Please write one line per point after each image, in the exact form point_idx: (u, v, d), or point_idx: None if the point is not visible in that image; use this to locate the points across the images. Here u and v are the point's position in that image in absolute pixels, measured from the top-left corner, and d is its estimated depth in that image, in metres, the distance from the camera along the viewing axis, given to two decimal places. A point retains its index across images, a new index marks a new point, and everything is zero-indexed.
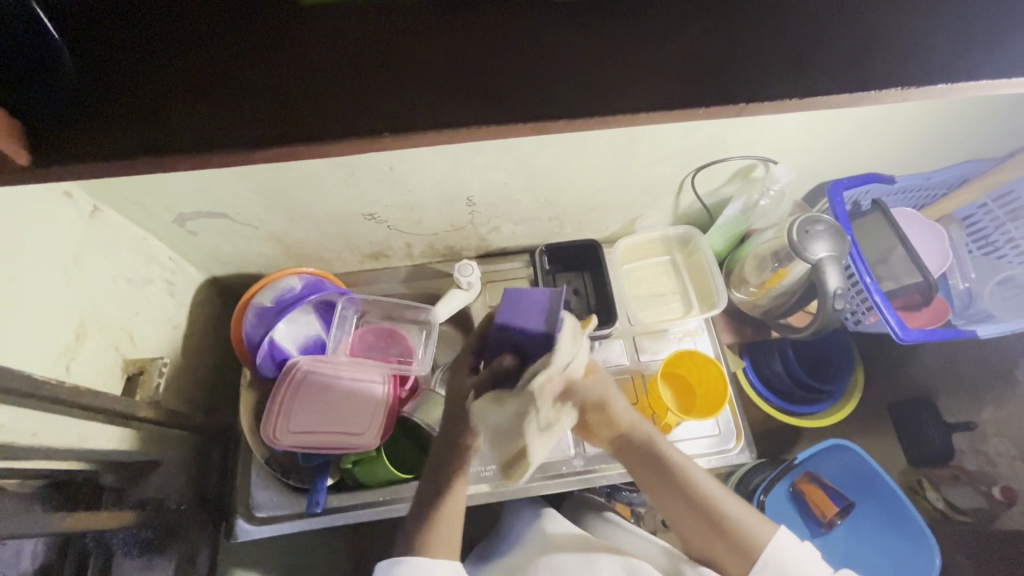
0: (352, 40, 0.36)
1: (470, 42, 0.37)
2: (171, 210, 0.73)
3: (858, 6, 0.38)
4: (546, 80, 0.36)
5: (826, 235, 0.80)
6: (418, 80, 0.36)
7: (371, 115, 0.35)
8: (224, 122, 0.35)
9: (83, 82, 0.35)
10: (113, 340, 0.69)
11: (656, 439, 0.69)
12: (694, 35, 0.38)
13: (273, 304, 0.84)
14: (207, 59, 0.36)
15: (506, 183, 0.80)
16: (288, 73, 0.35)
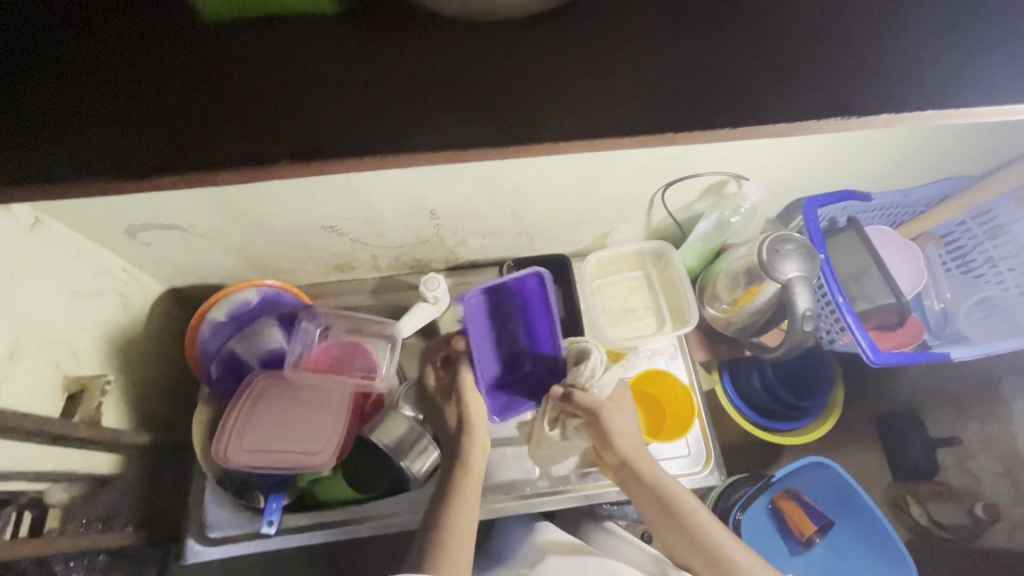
0: (258, 54, 0.37)
1: (380, 62, 0.37)
2: (120, 221, 0.70)
3: (797, 45, 0.39)
4: (455, 107, 0.38)
5: (796, 254, 0.78)
6: (350, 99, 0.38)
7: (289, 144, 0.38)
8: (175, 147, 0.37)
9: (18, 99, 0.35)
10: (54, 356, 0.66)
11: (654, 472, 0.71)
12: (635, 65, 0.38)
13: (228, 318, 0.83)
14: (108, 72, 0.36)
15: (470, 197, 0.78)
16: (226, 87, 0.37)
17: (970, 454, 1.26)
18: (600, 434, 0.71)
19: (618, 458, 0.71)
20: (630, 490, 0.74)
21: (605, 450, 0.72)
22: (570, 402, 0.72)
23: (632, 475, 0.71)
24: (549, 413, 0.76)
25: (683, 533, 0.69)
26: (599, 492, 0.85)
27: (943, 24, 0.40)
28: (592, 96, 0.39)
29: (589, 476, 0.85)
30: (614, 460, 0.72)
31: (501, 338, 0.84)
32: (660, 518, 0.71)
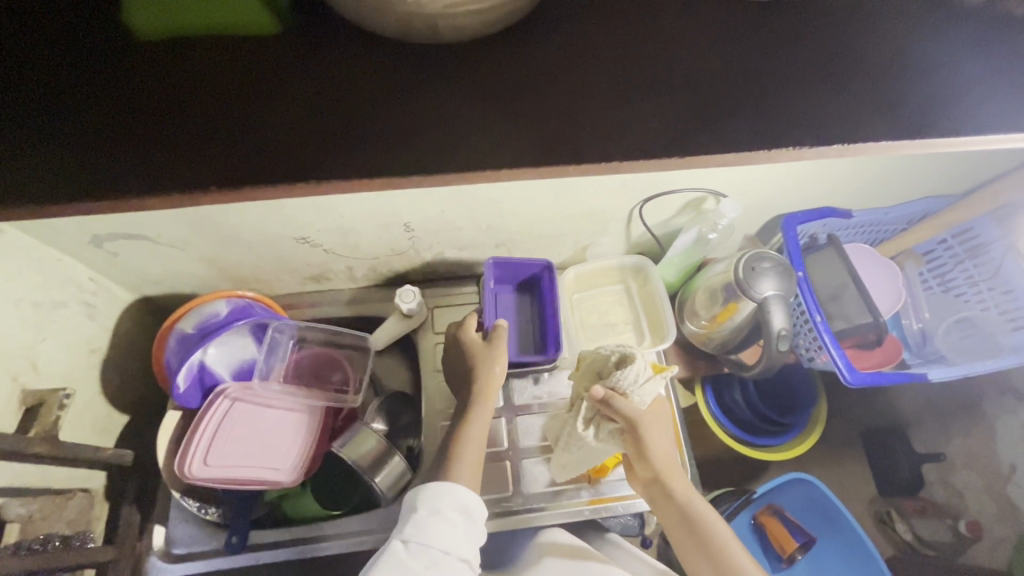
0: (278, 95, 0.42)
1: (366, 96, 0.42)
2: (85, 231, 0.69)
3: (734, 97, 0.43)
4: (419, 138, 0.41)
5: (772, 272, 0.77)
6: (347, 122, 0.42)
7: (302, 163, 0.41)
8: (136, 169, 0.40)
9: (76, 142, 0.41)
10: (11, 368, 0.65)
11: (686, 493, 0.69)
12: (586, 114, 0.42)
13: (196, 330, 0.79)
14: (153, 118, 0.42)
15: (444, 211, 0.77)
16: (194, 115, 0.42)
17: (953, 470, 1.25)
18: (638, 445, 0.66)
19: (651, 473, 0.69)
20: (655, 503, 0.73)
21: (638, 459, 0.69)
22: (608, 407, 0.65)
23: (664, 492, 0.70)
24: (584, 412, 0.68)
25: (707, 558, 0.68)
26: (575, 509, 0.83)
27: (863, 78, 0.44)
28: (544, 136, 0.42)
29: (564, 493, 0.84)
30: (645, 474, 0.70)
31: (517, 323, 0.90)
32: (680, 530, 0.70)
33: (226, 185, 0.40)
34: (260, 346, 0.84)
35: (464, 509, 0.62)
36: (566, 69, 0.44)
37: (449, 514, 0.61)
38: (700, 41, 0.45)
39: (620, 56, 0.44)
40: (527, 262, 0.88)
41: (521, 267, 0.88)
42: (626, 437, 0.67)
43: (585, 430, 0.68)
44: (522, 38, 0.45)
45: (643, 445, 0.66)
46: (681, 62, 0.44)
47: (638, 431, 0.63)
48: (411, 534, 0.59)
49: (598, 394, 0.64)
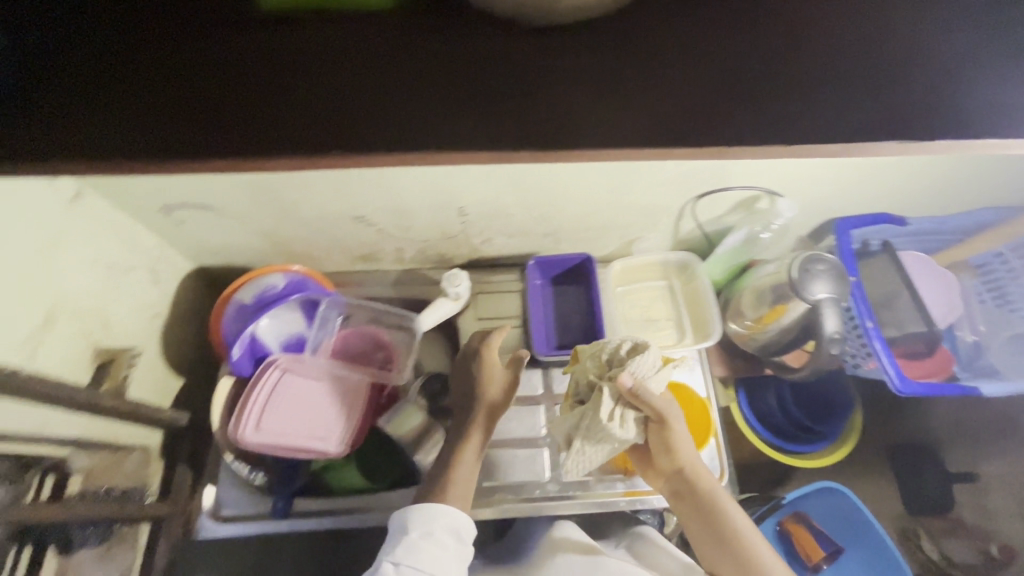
0: (308, 79, 0.53)
1: (386, 84, 0.53)
2: (156, 199, 0.71)
3: (779, 127, 0.54)
4: (444, 124, 0.53)
5: (827, 275, 0.77)
6: (367, 108, 0.53)
7: (333, 140, 0.52)
8: (192, 146, 0.51)
9: (149, 113, 0.52)
10: (86, 327, 0.67)
11: (706, 483, 0.70)
12: (655, 132, 0.53)
13: (254, 301, 0.82)
14: (207, 95, 0.52)
15: (500, 196, 0.78)
16: (237, 94, 0.53)
17: (989, 492, 1.23)
18: (660, 434, 0.69)
19: (673, 461, 0.71)
20: (674, 498, 0.73)
21: (662, 453, 0.71)
22: (638, 398, 0.65)
23: (685, 481, 0.71)
24: (611, 402, 0.66)
25: (731, 554, 0.66)
26: (610, 499, 0.83)
27: (884, 115, 0.54)
28: None
29: (600, 483, 0.85)
30: (668, 463, 0.72)
31: (559, 321, 0.93)
32: (706, 534, 0.69)
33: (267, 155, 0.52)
34: (312, 322, 0.87)
35: (456, 530, 0.62)
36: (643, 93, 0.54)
37: (441, 536, 0.60)
38: None
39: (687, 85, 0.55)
40: (568, 257, 0.91)
41: (562, 262, 0.91)
42: (651, 431, 0.71)
43: (609, 424, 0.65)
44: None
45: (670, 439, 0.69)
46: (736, 92, 0.54)
47: (666, 420, 0.66)
48: (402, 556, 0.58)
49: (629, 385, 0.65)
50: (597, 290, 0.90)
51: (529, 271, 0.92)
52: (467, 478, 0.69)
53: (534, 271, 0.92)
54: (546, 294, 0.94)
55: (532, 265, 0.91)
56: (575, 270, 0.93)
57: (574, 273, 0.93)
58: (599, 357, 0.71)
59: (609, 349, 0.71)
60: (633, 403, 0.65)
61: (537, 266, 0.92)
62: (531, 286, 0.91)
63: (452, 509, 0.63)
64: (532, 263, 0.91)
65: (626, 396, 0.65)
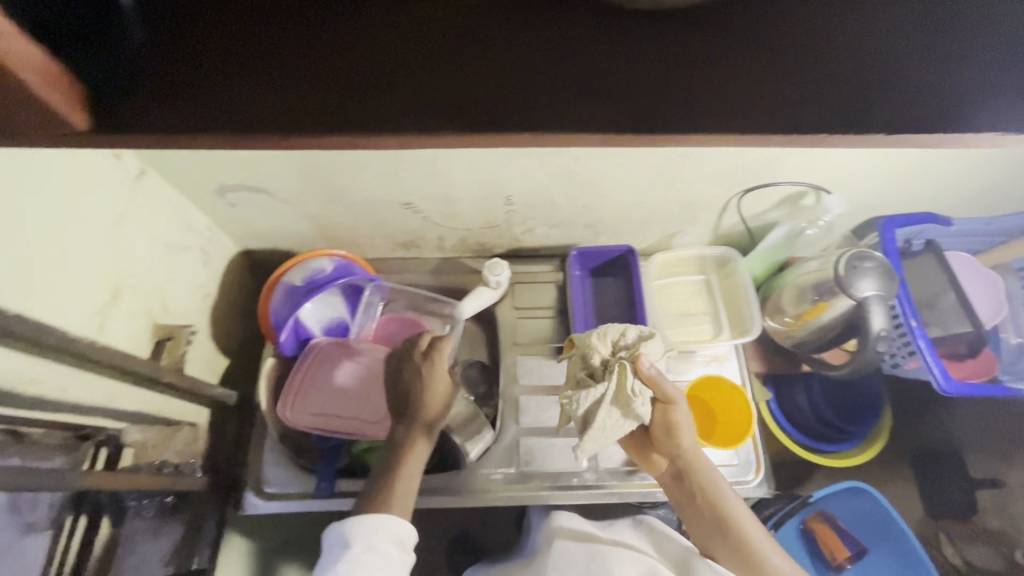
0: (387, 53, 0.48)
1: (472, 60, 0.48)
2: (213, 180, 0.73)
3: (838, 98, 0.47)
4: (532, 102, 0.47)
5: (874, 273, 0.77)
6: (453, 81, 0.48)
7: (417, 116, 0.47)
8: (270, 121, 0.46)
9: (215, 85, 0.47)
10: (147, 303, 0.69)
11: (705, 470, 0.71)
12: (708, 96, 0.47)
13: (303, 284, 0.84)
14: (277, 66, 0.47)
15: (547, 185, 0.79)
16: (308, 65, 0.47)
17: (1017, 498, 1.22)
18: (668, 418, 0.70)
19: (676, 447, 0.71)
20: (672, 484, 0.73)
21: (665, 437, 0.72)
22: (657, 379, 0.68)
23: (687, 466, 0.71)
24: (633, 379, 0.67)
25: (730, 539, 0.68)
26: (647, 489, 0.83)
27: None
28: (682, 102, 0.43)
29: (638, 474, 0.84)
30: (669, 448, 0.72)
31: (598, 312, 0.93)
32: (703, 518, 0.70)
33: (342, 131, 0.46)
34: (356, 307, 0.90)
35: (399, 540, 0.64)
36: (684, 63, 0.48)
37: (383, 548, 0.62)
38: None
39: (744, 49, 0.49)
40: (609, 249, 0.91)
41: (602, 253, 0.92)
42: (655, 415, 0.71)
43: (635, 397, 0.66)
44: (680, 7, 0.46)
45: (674, 423, 0.70)
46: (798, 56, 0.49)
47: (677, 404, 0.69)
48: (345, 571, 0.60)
49: (649, 365, 0.68)
50: (638, 283, 0.90)
51: (570, 261, 0.93)
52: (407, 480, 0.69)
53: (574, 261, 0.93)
54: (586, 285, 0.94)
55: (573, 256, 0.92)
56: (615, 262, 0.93)
57: (614, 265, 0.94)
58: (604, 341, 0.73)
59: (614, 336, 0.74)
60: (651, 383, 0.68)
61: (578, 257, 0.93)
62: (571, 276, 0.93)
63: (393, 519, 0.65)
64: (573, 254, 0.92)
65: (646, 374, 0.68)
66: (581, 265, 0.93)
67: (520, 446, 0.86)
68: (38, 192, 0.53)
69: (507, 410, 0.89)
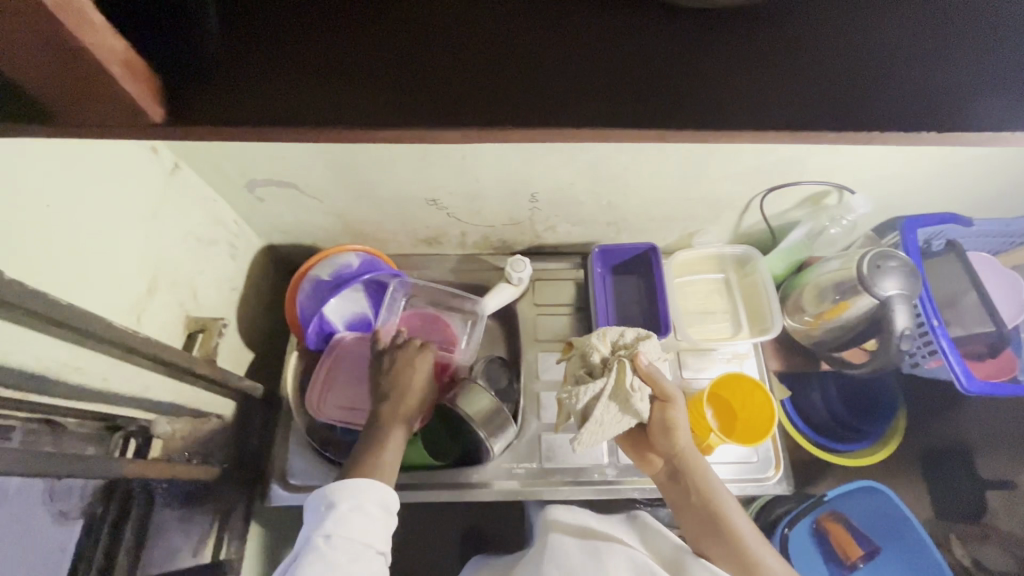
0: (482, 44, 0.43)
1: (578, 59, 0.43)
2: (245, 175, 0.74)
3: (840, 86, 0.42)
4: (650, 109, 0.41)
5: (898, 272, 0.77)
6: (557, 80, 0.42)
7: (521, 114, 0.41)
8: (344, 115, 0.40)
9: (283, 70, 0.40)
10: (179, 296, 0.70)
11: (700, 471, 0.71)
12: (808, 92, 0.42)
13: (330, 278, 0.86)
14: (357, 51, 0.42)
15: (573, 182, 0.79)
16: (395, 53, 0.42)
17: None
18: (665, 419, 0.71)
19: (673, 447, 0.72)
20: (668, 485, 0.74)
21: (661, 436, 0.72)
22: (653, 376, 0.70)
23: (683, 467, 0.72)
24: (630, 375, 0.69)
25: (725, 541, 0.68)
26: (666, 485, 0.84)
27: None
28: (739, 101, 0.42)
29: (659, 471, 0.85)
30: (667, 449, 0.72)
31: (620, 310, 0.94)
32: (697, 518, 0.70)
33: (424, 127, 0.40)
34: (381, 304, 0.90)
35: (385, 505, 0.64)
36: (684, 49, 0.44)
37: (370, 508, 0.62)
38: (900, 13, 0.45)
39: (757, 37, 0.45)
40: (631, 246, 0.92)
41: (624, 251, 0.93)
42: (652, 413, 0.72)
43: (632, 393, 0.68)
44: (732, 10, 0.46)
45: (671, 423, 0.71)
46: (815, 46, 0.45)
47: (674, 401, 0.70)
48: (333, 528, 0.59)
49: (646, 363, 0.70)
50: (660, 281, 0.91)
51: (593, 258, 0.93)
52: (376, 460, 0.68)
53: (596, 258, 0.93)
54: (608, 283, 0.94)
55: (596, 254, 0.93)
56: (636, 260, 0.94)
57: (636, 263, 0.94)
58: (604, 341, 0.75)
59: (613, 336, 0.76)
60: (647, 379, 0.70)
61: (601, 255, 0.93)
62: (594, 273, 0.93)
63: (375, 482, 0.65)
64: (596, 252, 0.93)
65: (643, 371, 0.70)
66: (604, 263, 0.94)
67: (541, 441, 0.87)
68: (81, 186, 0.53)
69: (528, 405, 0.90)
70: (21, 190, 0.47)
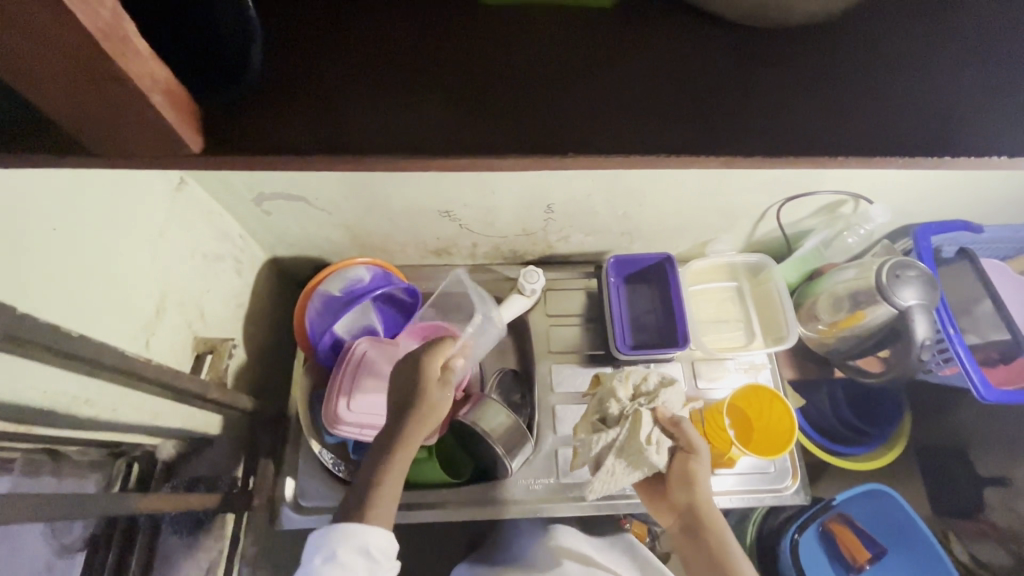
0: (542, 66, 0.44)
1: (626, 87, 0.43)
2: (253, 188, 0.71)
3: (881, 115, 0.42)
4: (688, 131, 0.42)
5: (917, 281, 0.78)
6: (602, 109, 0.42)
7: (568, 138, 0.41)
8: (401, 144, 0.41)
9: (339, 100, 0.42)
10: (187, 316, 0.67)
11: (718, 530, 0.66)
12: (848, 120, 0.42)
13: (343, 294, 0.84)
14: (418, 72, 0.43)
15: (590, 194, 0.78)
16: (447, 78, 0.43)
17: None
18: (684, 469, 0.69)
19: (691, 499, 0.68)
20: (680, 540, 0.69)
21: (680, 486, 0.69)
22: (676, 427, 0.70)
23: (698, 522, 0.68)
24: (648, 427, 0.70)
25: None
26: None
27: None
28: (778, 131, 0.42)
29: None
30: (683, 500, 0.69)
31: (634, 320, 0.92)
32: None
33: (474, 152, 0.41)
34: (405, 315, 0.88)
35: (363, 548, 0.58)
36: (705, 62, 0.44)
37: (344, 558, 0.57)
38: (932, 38, 0.45)
39: (782, 55, 0.44)
40: (645, 256, 0.91)
41: (638, 260, 0.91)
42: (673, 463, 0.70)
43: (647, 446, 0.69)
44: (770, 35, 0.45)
45: (692, 476, 0.69)
46: (838, 63, 0.44)
47: (696, 453, 0.69)
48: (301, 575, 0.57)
49: (666, 415, 0.72)
50: (676, 290, 0.90)
51: (608, 269, 0.91)
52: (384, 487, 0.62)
53: (610, 268, 0.91)
54: (621, 293, 0.93)
55: (610, 264, 0.91)
56: (649, 269, 0.92)
57: (650, 273, 0.93)
58: (625, 384, 0.76)
59: (636, 379, 0.77)
60: (669, 430, 0.70)
61: (616, 265, 0.92)
62: (608, 283, 0.91)
63: (369, 526, 0.59)
64: (610, 262, 0.91)
65: (666, 422, 0.71)
66: (617, 272, 0.92)
67: (558, 456, 0.86)
68: (89, 209, 0.51)
69: (544, 418, 0.88)
70: (23, 216, 0.44)
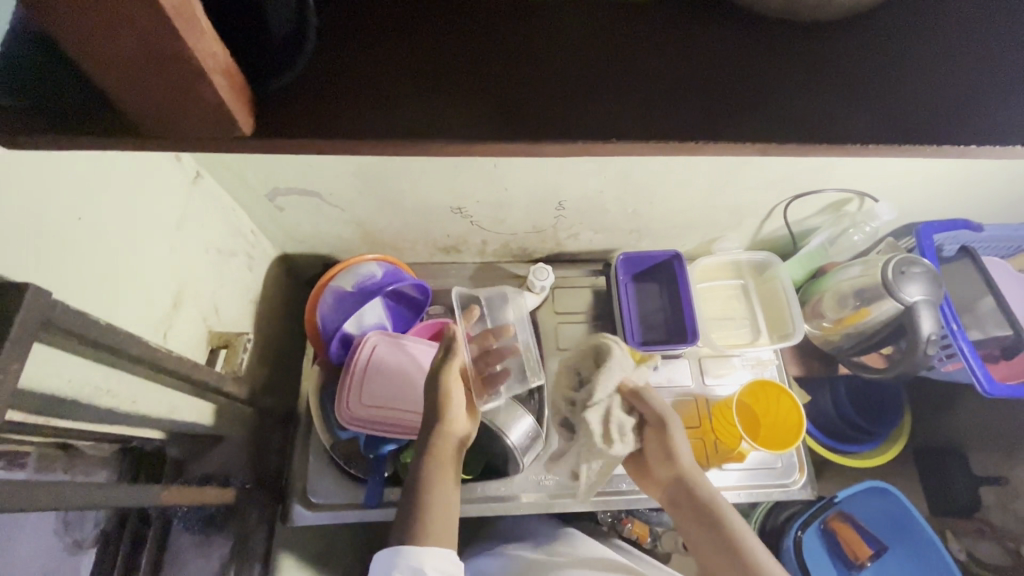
0: (573, 57, 0.44)
1: (650, 76, 0.43)
2: (268, 183, 0.71)
3: (906, 104, 0.42)
4: (713, 114, 0.42)
5: (920, 277, 0.79)
6: (638, 99, 0.42)
7: (596, 125, 0.41)
8: (431, 129, 0.41)
9: (373, 91, 0.42)
10: (202, 310, 0.67)
11: (709, 496, 0.66)
12: (873, 110, 0.42)
13: (354, 290, 0.84)
14: (450, 64, 0.43)
15: (601, 191, 0.79)
16: (479, 68, 0.43)
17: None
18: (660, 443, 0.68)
19: (673, 472, 0.68)
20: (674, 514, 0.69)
21: (660, 461, 0.69)
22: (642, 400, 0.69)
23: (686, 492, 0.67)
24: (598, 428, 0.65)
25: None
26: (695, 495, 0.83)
27: None
28: (805, 120, 0.42)
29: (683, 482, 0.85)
30: (667, 475, 0.69)
31: (643, 317, 0.93)
32: (710, 547, 0.64)
33: (506, 136, 0.41)
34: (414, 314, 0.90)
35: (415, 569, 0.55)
36: (727, 54, 0.44)
37: None
38: (953, 29, 0.45)
39: (799, 48, 0.45)
40: (653, 253, 0.92)
41: (646, 257, 0.92)
42: (647, 438, 0.70)
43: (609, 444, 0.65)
44: (789, 28, 0.46)
45: (667, 446, 0.68)
46: (862, 55, 0.44)
47: (666, 426, 0.67)
48: None
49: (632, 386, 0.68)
50: (685, 287, 0.91)
51: (617, 266, 0.92)
52: (444, 504, 0.61)
53: (619, 265, 0.92)
54: (629, 290, 0.94)
55: (619, 261, 0.92)
56: (657, 266, 0.93)
57: (658, 270, 0.94)
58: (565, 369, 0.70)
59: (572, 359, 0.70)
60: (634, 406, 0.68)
61: (625, 262, 0.92)
62: (617, 280, 0.92)
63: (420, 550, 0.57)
64: (619, 258, 0.92)
65: (631, 395, 0.68)
66: (625, 269, 0.93)
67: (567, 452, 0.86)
68: (115, 201, 0.51)
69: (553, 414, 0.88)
70: (51, 203, 0.44)
